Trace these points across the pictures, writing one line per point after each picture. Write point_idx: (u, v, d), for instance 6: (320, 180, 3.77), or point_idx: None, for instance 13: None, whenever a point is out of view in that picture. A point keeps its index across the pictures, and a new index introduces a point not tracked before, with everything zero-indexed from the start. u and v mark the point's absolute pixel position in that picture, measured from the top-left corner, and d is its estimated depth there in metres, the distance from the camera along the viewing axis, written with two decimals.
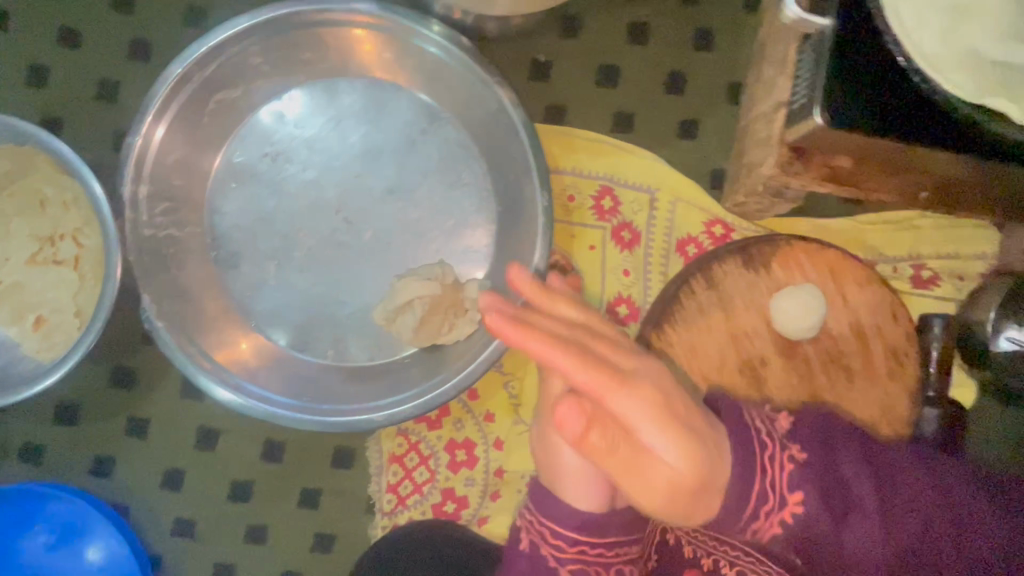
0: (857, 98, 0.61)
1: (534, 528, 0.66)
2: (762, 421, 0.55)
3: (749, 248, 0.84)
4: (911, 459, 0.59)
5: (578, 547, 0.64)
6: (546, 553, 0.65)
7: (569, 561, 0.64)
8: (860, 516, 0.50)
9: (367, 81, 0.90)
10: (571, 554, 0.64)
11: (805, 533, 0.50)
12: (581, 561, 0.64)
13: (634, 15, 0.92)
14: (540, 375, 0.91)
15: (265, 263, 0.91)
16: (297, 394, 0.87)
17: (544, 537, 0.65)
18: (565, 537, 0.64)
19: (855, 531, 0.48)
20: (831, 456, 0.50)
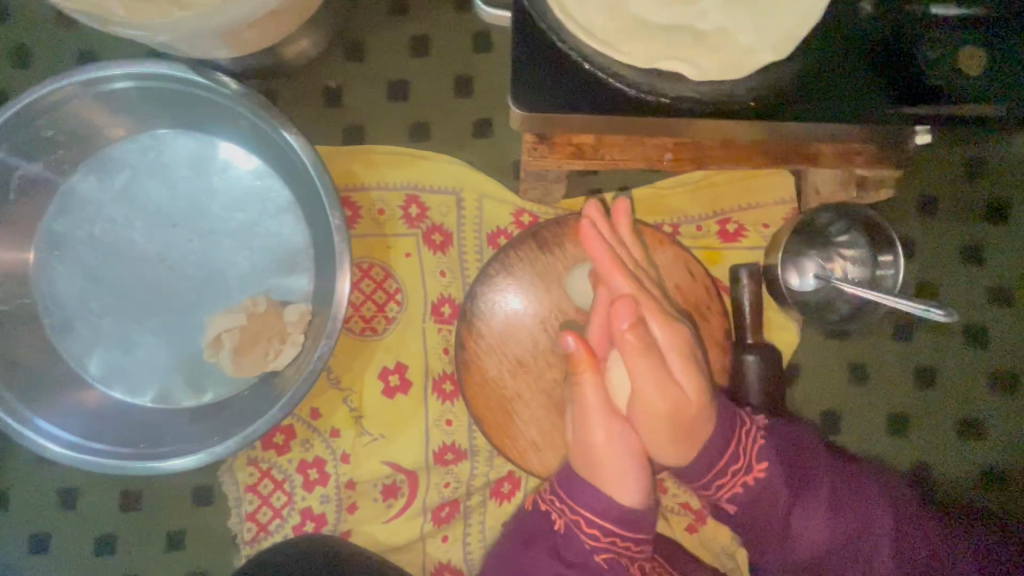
0: (546, 80, 0.63)
1: (563, 513, 0.75)
2: (750, 426, 0.79)
3: (540, 233, 0.88)
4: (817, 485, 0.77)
5: (610, 540, 0.72)
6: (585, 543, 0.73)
7: (604, 551, 0.73)
8: (803, 512, 0.76)
9: (168, 133, 0.95)
10: (604, 544, 0.73)
11: (756, 503, 0.76)
12: (612, 548, 0.73)
13: (413, 28, 0.96)
14: (376, 385, 0.95)
15: (100, 321, 0.94)
16: (136, 442, 0.89)
17: (581, 528, 0.73)
18: (609, 535, 0.72)
19: (813, 508, 0.75)
20: (788, 469, 0.77)
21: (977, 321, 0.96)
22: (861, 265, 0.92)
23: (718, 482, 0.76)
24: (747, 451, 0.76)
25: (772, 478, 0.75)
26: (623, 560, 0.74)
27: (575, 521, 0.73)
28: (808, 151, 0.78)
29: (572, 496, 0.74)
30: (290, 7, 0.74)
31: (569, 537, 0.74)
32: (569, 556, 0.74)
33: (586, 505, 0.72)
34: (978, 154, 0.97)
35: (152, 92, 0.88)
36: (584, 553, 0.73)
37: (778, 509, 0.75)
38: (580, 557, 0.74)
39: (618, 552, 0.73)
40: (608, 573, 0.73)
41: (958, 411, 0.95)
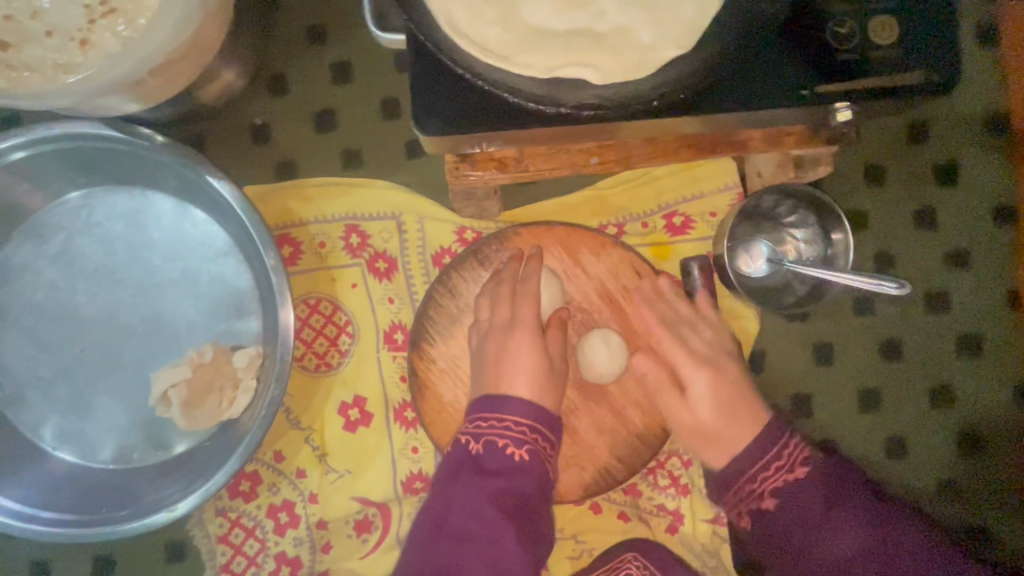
0: (444, 104, 0.62)
1: (482, 433, 0.76)
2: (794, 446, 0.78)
3: (480, 249, 0.86)
4: (852, 505, 0.75)
5: (530, 434, 0.76)
6: (503, 444, 0.75)
7: (524, 442, 0.75)
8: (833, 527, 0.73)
9: (99, 190, 0.93)
10: (519, 432, 0.76)
11: (785, 501, 0.75)
12: (525, 438, 0.76)
13: (333, 56, 0.97)
14: (337, 420, 0.93)
15: (50, 390, 0.92)
16: (97, 507, 0.87)
17: (499, 435, 0.75)
18: (529, 425, 0.76)
19: (852, 521, 0.73)
20: (821, 486, 0.75)
21: (937, 286, 0.94)
22: (812, 243, 0.91)
23: (761, 473, 0.77)
24: (791, 458, 0.77)
25: (808, 487, 0.75)
26: (544, 458, 0.76)
27: (494, 433, 0.76)
28: (736, 139, 0.77)
29: (491, 411, 0.77)
30: (189, 55, 0.73)
31: (490, 450, 0.75)
32: (495, 463, 0.74)
33: (506, 412, 0.76)
34: (918, 117, 0.95)
35: (73, 152, 0.86)
36: (506, 452, 0.74)
37: (811, 515, 0.74)
38: (505, 462, 0.74)
39: (538, 447, 0.76)
40: (530, 465, 0.75)
41: (927, 379, 0.94)
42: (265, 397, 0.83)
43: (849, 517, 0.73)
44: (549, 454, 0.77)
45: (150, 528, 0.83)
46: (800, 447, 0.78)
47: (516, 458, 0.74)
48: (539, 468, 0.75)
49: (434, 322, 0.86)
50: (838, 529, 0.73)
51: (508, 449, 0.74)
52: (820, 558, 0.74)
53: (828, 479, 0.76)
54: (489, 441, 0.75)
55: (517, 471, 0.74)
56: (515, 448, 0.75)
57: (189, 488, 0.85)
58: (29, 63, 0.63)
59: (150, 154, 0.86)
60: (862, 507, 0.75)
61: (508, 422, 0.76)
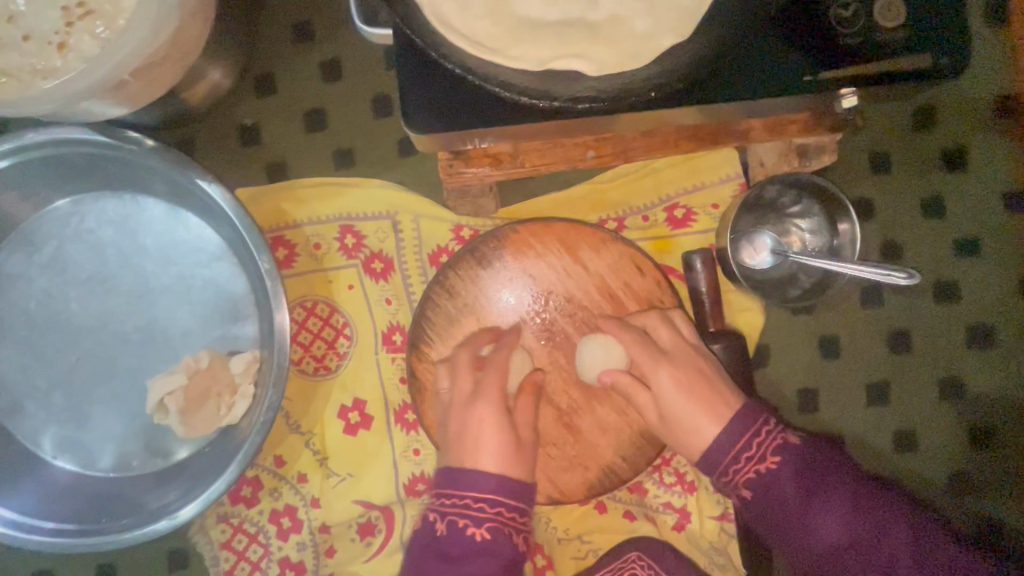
0: (435, 101, 0.60)
1: (447, 510, 0.72)
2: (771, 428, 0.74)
3: (478, 248, 0.84)
4: (835, 492, 0.71)
5: (496, 508, 0.71)
6: (466, 525, 0.70)
7: (489, 519, 0.70)
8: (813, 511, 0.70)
9: (89, 196, 0.92)
10: (487, 514, 0.71)
11: (771, 487, 0.71)
12: (493, 520, 0.70)
13: (322, 53, 0.95)
14: (337, 424, 0.92)
15: (47, 400, 0.91)
16: (98, 517, 0.86)
17: (463, 514, 0.70)
18: (497, 501, 0.71)
19: (831, 508, 0.70)
20: (799, 470, 0.72)
21: (945, 274, 0.92)
22: (818, 234, 0.88)
23: (734, 465, 0.73)
24: (764, 446, 0.73)
25: (784, 476, 0.71)
26: (511, 532, 0.71)
27: (457, 511, 0.71)
28: (737, 128, 0.75)
29: (454, 486, 0.72)
30: (171, 56, 0.71)
31: (451, 532, 0.70)
32: (460, 548, 0.70)
33: (469, 490, 0.71)
34: (925, 101, 0.92)
35: (60, 159, 0.85)
36: (468, 534, 0.69)
37: (791, 504, 0.71)
38: (466, 545, 0.69)
39: (507, 524, 0.71)
40: (494, 544, 0.70)
41: (937, 370, 0.92)
42: (263, 403, 0.82)
43: (824, 504, 0.70)
44: (519, 527, 0.72)
45: (151, 537, 0.82)
46: (770, 433, 0.73)
47: (479, 539, 0.69)
48: (509, 547, 0.71)
49: (432, 323, 0.84)
50: (818, 519, 0.70)
51: (468, 530, 0.70)
52: (802, 543, 0.71)
53: (798, 466, 0.72)
54: (453, 520, 0.71)
55: (482, 553, 0.69)
56: (477, 526, 0.70)
57: (190, 495, 0.84)
58: (6, 69, 0.62)
59: (138, 158, 0.84)
60: (842, 498, 0.71)
61: (470, 500, 0.71)
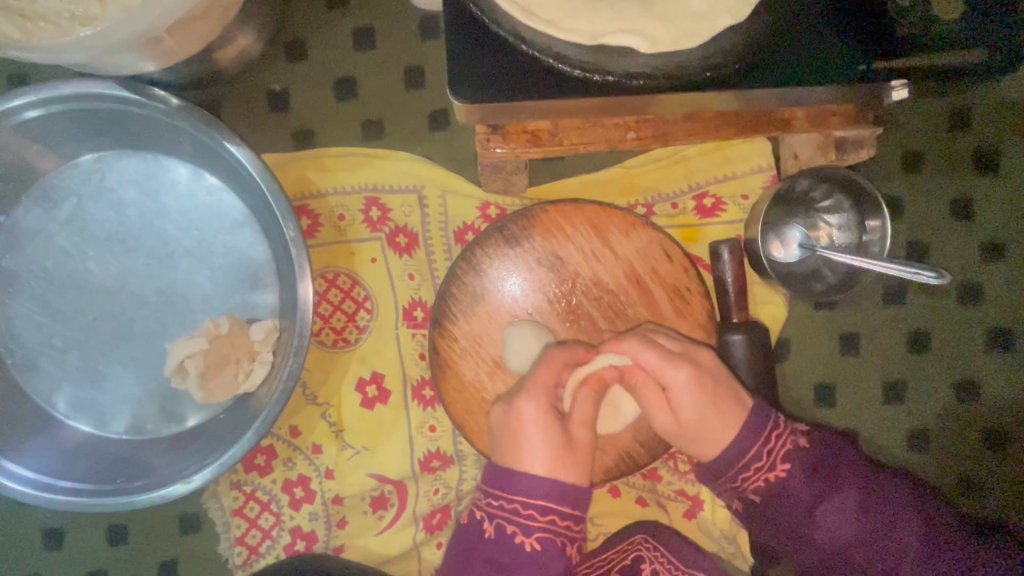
0: (479, 68, 0.59)
1: (496, 512, 0.71)
2: (780, 431, 0.78)
3: (506, 226, 0.83)
4: (846, 491, 0.75)
5: (547, 517, 0.69)
6: (513, 531, 0.69)
7: (539, 529, 0.69)
8: (826, 511, 0.75)
9: (111, 154, 0.91)
10: (539, 523, 0.69)
11: (782, 490, 0.76)
12: (548, 528, 0.69)
13: (354, 20, 0.93)
14: (354, 396, 0.92)
15: (62, 358, 0.90)
16: (110, 478, 0.86)
17: (511, 520, 0.69)
18: (551, 509, 0.69)
19: (841, 507, 0.75)
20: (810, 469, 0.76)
21: (970, 277, 0.92)
22: (846, 231, 0.88)
23: (742, 474, 0.77)
24: (773, 455, 0.76)
25: (793, 481, 0.76)
26: (563, 542, 0.69)
27: (504, 516, 0.70)
28: (780, 117, 0.74)
29: (506, 490, 0.70)
30: (210, 12, 0.69)
31: (499, 536, 0.70)
32: (507, 557, 0.70)
33: (519, 495, 0.69)
34: (961, 101, 0.92)
35: (86, 114, 0.84)
36: (516, 542, 0.69)
37: (803, 506, 0.76)
38: (517, 553, 0.69)
39: (561, 534, 0.69)
40: (544, 556, 0.69)
41: (954, 372, 0.92)
42: (282, 372, 0.81)
43: (840, 503, 0.75)
44: (573, 537, 0.70)
45: (164, 501, 0.81)
46: (782, 439, 0.77)
47: (528, 548, 0.69)
48: (559, 560, 0.69)
49: (457, 299, 0.83)
50: (828, 517, 0.75)
51: (517, 538, 0.69)
52: (817, 537, 0.76)
53: (811, 465, 0.77)
54: (500, 524, 0.70)
55: (533, 564, 0.69)
56: (525, 535, 0.69)
57: (204, 461, 0.83)
58: (45, 15, 0.59)
59: (165, 118, 0.83)
60: (853, 497, 0.75)
61: (519, 506, 0.69)
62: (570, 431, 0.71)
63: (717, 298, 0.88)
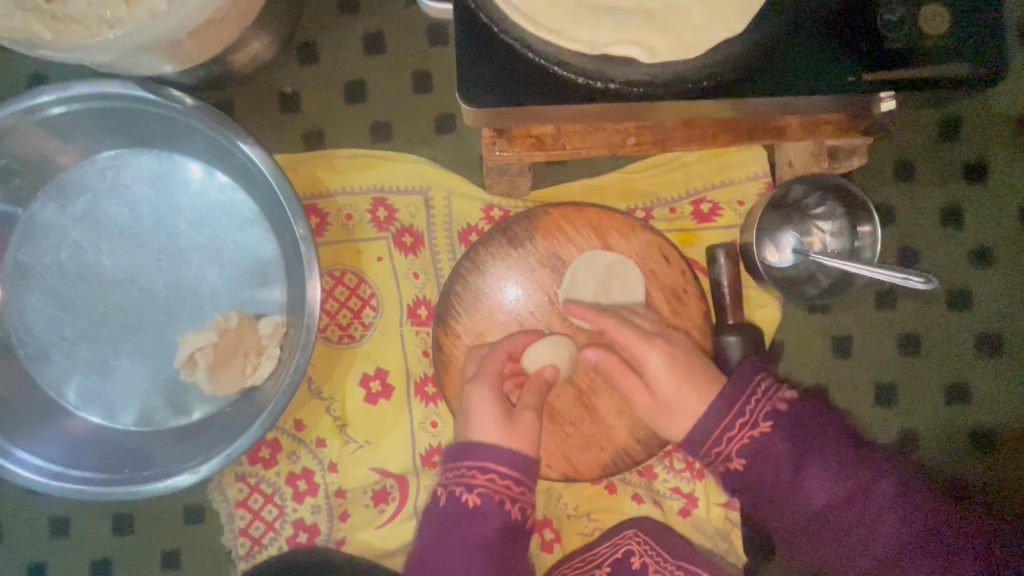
0: (485, 75, 0.62)
1: (448, 479, 0.74)
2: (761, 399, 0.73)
3: (510, 227, 0.86)
4: (834, 456, 0.70)
5: (489, 475, 0.73)
6: (460, 491, 0.73)
7: (482, 487, 0.73)
8: (808, 472, 0.70)
9: (126, 152, 0.93)
10: (480, 480, 0.73)
11: (764, 454, 0.71)
12: (490, 485, 0.73)
13: (365, 26, 0.96)
14: (358, 392, 0.94)
15: (73, 349, 0.92)
16: (118, 468, 0.87)
17: (459, 482, 0.73)
18: (489, 468, 0.73)
19: (821, 471, 0.69)
20: (794, 434, 0.71)
21: (959, 283, 0.95)
22: (839, 237, 0.90)
23: (725, 436, 0.73)
24: (756, 414, 0.72)
25: (772, 443, 0.71)
26: (503, 499, 0.72)
27: (455, 480, 0.74)
28: (775, 125, 0.77)
29: (455, 457, 0.75)
30: (229, 17, 0.72)
31: (450, 500, 0.73)
32: (455, 514, 0.72)
33: (466, 459, 0.74)
34: (952, 113, 0.95)
35: (103, 113, 0.86)
36: (461, 500, 0.72)
37: (781, 469, 0.70)
38: (459, 509, 0.72)
39: (501, 491, 0.73)
40: (486, 512, 0.72)
41: (945, 375, 0.95)
42: (290, 366, 0.83)
43: (823, 465, 0.69)
44: (515, 495, 0.73)
45: (170, 490, 0.83)
46: (766, 399, 0.73)
47: (471, 505, 0.72)
48: (500, 514, 0.72)
49: (461, 298, 0.86)
50: (806, 477, 0.70)
51: (462, 497, 0.72)
52: (795, 500, 0.70)
53: (794, 429, 0.71)
54: (451, 489, 0.73)
55: (474, 517, 0.71)
56: (470, 493, 0.72)
57: (210, 452, 0.85)
58: (75, 17, 0.63)
59: (180, 117, 0.86)
60: (835, 458, 0.70)
61: (466, 468, 0.73)
62: (517, 412, 0.76)
63: (714, 300, 0.90)
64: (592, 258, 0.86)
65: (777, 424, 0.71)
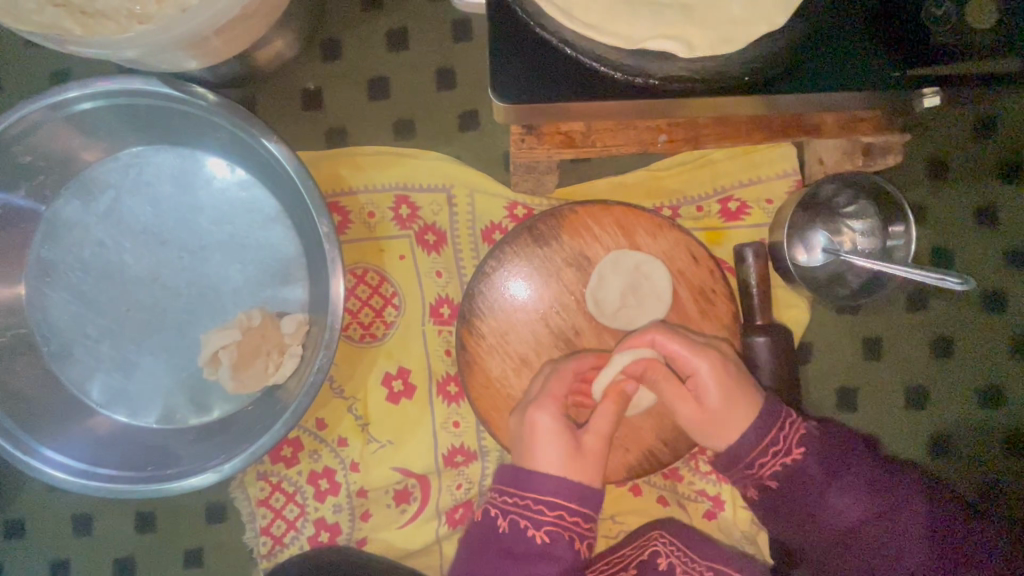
0: (518, 70, 0.61)
1: (510, 508, 0.73)
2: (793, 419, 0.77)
3: (536, 225, 0.85)
4: (862, 475, 0.76)
5: (556, 512, 0.71)
6: (526, 526, 0.71)
7: (549, 523, 0.71)
8: (840, 492, 0.75)
9: (148, 149, 0.93)
10: (549, 517, 0.71)
11: (798, 475, 0.75)
12: (559, 523, 0.71)
13: (388, 22, 0.95)
14: (380, 391, 0.93)
15: (96, 346, 0.92)
16: (142, 466, 0.87)
17: (524, 516, 0.72)
18: (557, 505, 0.71)
19: (853, 490, 0.75)
20: (825, 455, 0.76)
21: (993, 284, 0.93)
22: (870, 236, 0.88)
23: (761, 459, 0.75)
24: (789, 439, 0.76)
25: (809, 467, 0.75)
26: (572, 538, 0.71)
27: (518, 512, 0.72)
28: (809, 122, 0.76)
29: (518, 487, 0.73)
30: (257, 13, 0.71)
31: (513, 531, 0.72)
32: (521, 548, 0.71)
33: (530, 491, 0.72)
34: (988, 109, 0.93)
35: (127, 110, 0.86)
36: (528, 536, 0.71)
37: (814, 490, 0.75)
38: (527, 544, 0.71)
39: (568, 529, 0.71)
40: (552, 549, 0.71)
41: (977, 379, 0.93)
42: (314, 365, 0.82)
43: (851, 485, 0.75)
44: (583, 532, 0.72)
45: (195, 489, 0.83)
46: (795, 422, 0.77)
47: (538, 542, 0.71)
48: (569, 553, 0.71)
49: (486, 297, 0.85)
50: (838, 497, 0.75)
51: (529, 532, 0.71)
52: (828, 518, 0.75)
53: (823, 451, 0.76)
54: (514, 520, 0.72)
55: (541, 557, 0.70)
56: (537, 529, 0.71)
57: (234, 451, 0.85)
58: (103, 11, 0.62)
59: (204, 114, 0.85)
60: (864, 477, 0.75)
61: (532, 502, 0.72)
62: (578, 439, 0.74)
63: (742, 300, 0.89)
64: (619, 257, 0.84)
65: (808, 446, 0.76)
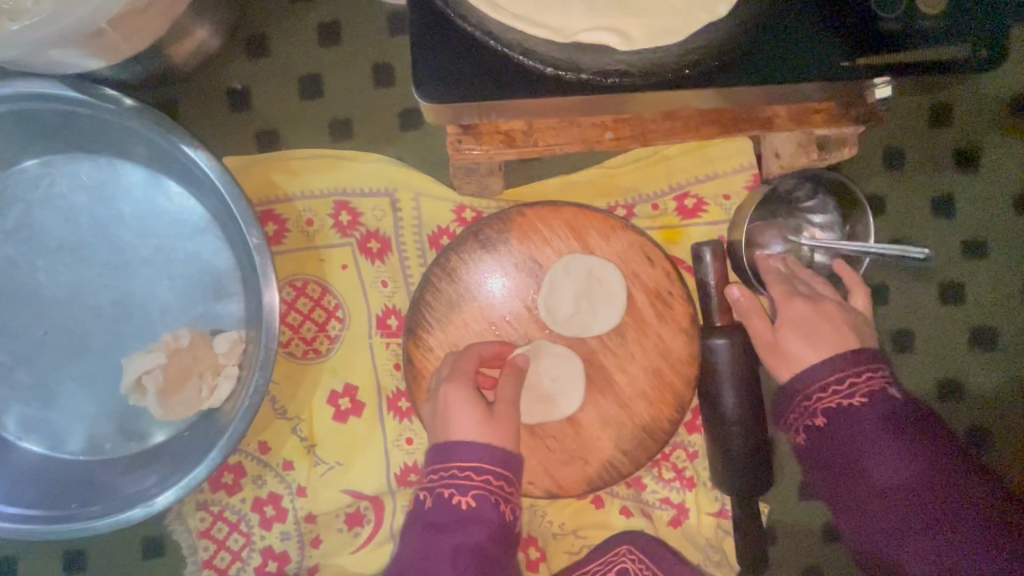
0: (444, 64, 0.55)
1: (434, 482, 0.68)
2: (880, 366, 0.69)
3: (482, 231, 0.80)
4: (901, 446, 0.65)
5: (482, 475, 0.67)
6: (451, 494, 0.66)
7: (475, 487, 0.66)
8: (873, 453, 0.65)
9: (61, 158, 0.85)
10: (474, 482, 0.67)
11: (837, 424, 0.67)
12: (482, 486, 0.66)
13: (319, 13, 0.89)
14: (326, 410, 0.88)
15: (12, 375, 0.84)
16: (65, 503, 0.80)
17: (449, 484, 0.67)
18: (484, 468, 0.67)
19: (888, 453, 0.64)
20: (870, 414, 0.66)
21: (951, 275, 0.91)
22: (829, 230, 0.85)
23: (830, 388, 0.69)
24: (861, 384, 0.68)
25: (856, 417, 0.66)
26: (498, 501, 0.66)
27: (443, 482, 0.67)
28: (762, 115, 0.72)
29: (441, 458, 0.68)
30: (156, 5, 0.65)
31: (438, 502, 0.66)
32: (447, 518, 0.65)
33: (455, 458, 0.67)
34: (942, 97, 0.91)
35: (31, 115, 0.79)
36: (452, 503, 0.66)
37: (849, 443, 0.66)
38: (452, 513, 0.66)
39: (494, 492, 0.67)
40: (479, 515, 0.65)
41: (938, 372, 0.91)
42: (248, 389, 0.76)
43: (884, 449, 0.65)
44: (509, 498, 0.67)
45: (123, 525, 0.76)
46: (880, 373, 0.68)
47: (464, 508, 0.66)
48: (494, 517, 0.66)
49: (433, 308, 0.80)
50: (865, 460, 0.65)
51: (454, 498, 0.66)
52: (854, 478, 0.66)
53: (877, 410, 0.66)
54: (439, 493, 0.67)
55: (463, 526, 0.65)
56: (462, 495, 0.66)
57: (166, 481, 0.78)
58: None
59: (115, 118, 0.77)
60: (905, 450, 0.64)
61: (457, 469, 0.67)
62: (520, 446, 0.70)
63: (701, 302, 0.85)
64: (572, 264, 0.80)
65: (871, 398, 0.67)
